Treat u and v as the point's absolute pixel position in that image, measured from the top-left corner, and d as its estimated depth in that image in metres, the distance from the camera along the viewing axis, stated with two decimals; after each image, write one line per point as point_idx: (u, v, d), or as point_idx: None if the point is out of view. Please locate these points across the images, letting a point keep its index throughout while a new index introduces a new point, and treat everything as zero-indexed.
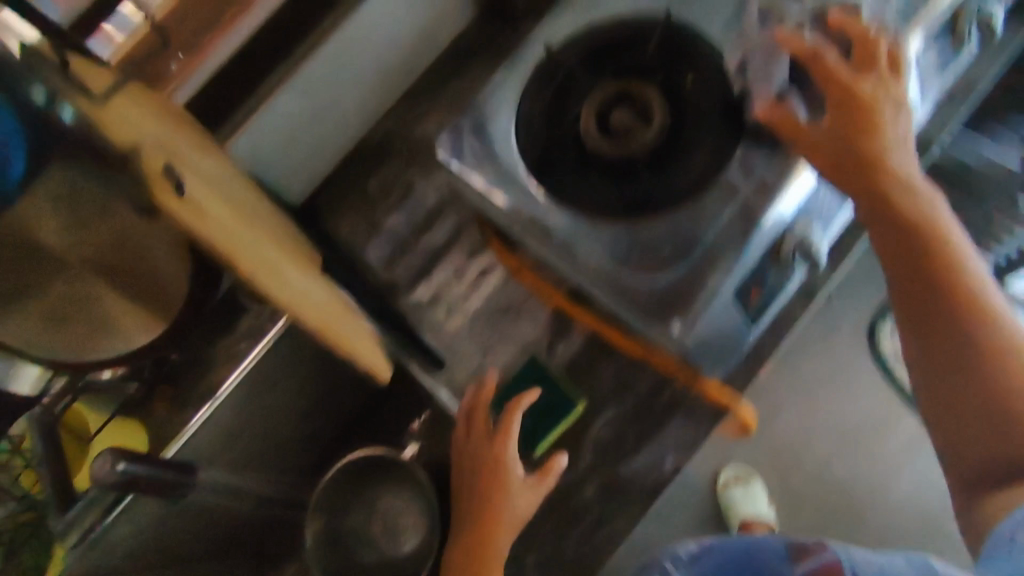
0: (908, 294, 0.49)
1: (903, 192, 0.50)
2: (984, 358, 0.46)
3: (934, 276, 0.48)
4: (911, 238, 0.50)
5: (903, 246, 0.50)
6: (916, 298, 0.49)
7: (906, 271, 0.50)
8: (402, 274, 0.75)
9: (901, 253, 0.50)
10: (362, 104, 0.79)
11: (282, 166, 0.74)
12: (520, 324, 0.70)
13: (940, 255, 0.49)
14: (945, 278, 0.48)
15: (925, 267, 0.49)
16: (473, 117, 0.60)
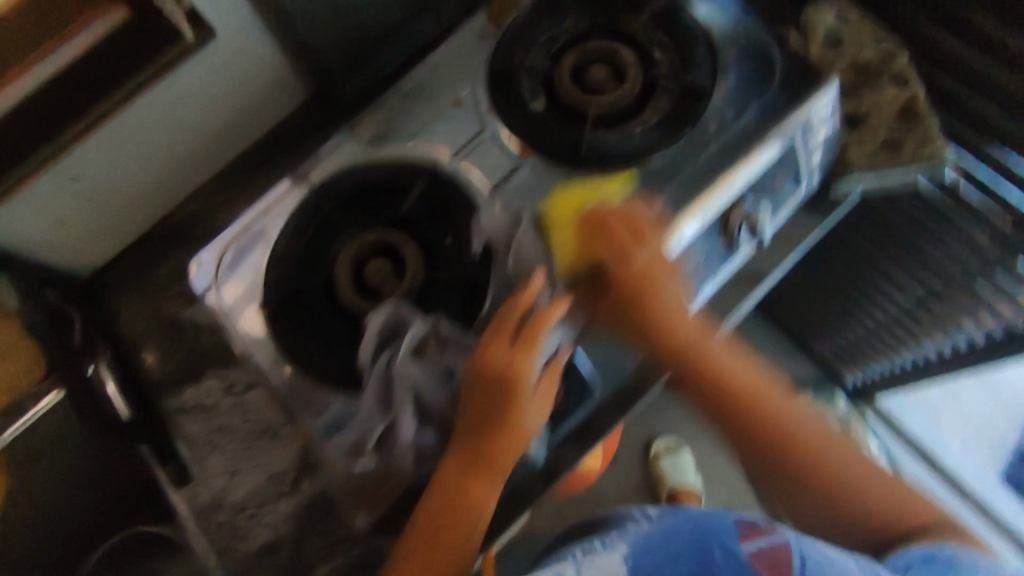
0: (745, 446, 0.60)
1: (735, 371, 0.59)
2: (816, 469, 0.57)
3: (795, 451, 0.57)
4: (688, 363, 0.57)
5: (772, 442, 0.58)
6: (792, 480, 0.58)
7: (766, 458, 0.59)
8: (173, 370, 0.72)
9: (760, 443, 0.58)
10: (162, 180, 0.75)
11: (47, 241, 0.69)
12: (273, 450, 0.66)
13: (790, 441, 0.57)
14: (802, 439, 0.58)
15: (794, 459, 0.57)
16: (228, 246, 0.57)
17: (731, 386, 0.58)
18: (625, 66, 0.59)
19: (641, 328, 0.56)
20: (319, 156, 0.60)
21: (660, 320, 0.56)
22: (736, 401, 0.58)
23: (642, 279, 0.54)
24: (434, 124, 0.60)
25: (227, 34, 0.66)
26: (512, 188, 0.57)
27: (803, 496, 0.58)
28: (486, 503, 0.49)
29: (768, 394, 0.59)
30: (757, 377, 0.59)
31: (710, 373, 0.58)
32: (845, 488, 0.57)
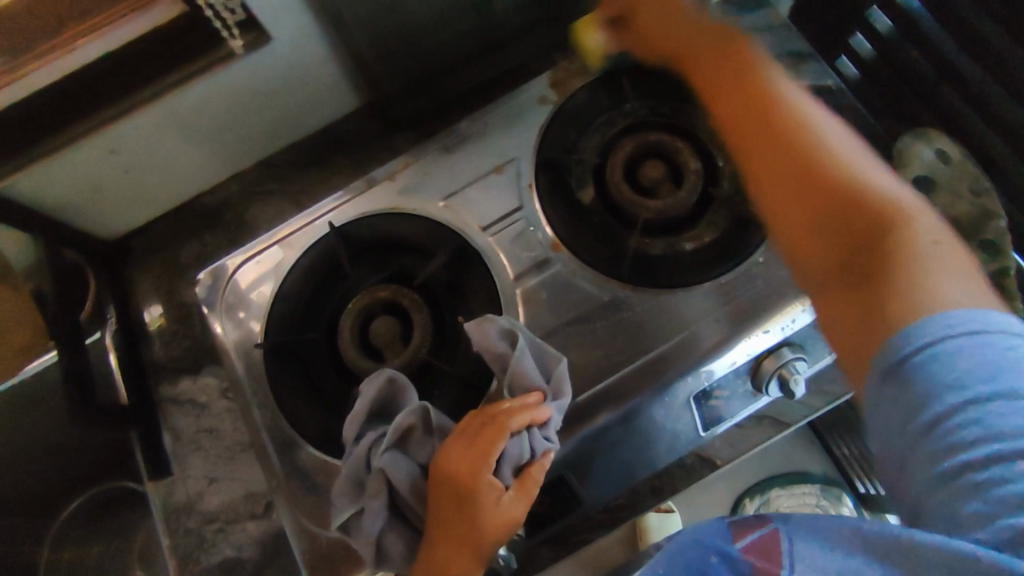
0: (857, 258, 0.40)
1: (744, 100, 0.48)
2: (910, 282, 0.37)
3: (814, 183, 0.43)
4: (780, 127, 0.45)
5: (791, 177, 0.43)
6: (844, 260, 0.41)
7: (808, 212, 0.42)
8: (175, 356, 0.72)
9: (784, 174, 0.44)
10: (202, 164, 0.74)
11: (80, 207, 0.69)
12: (252, 469, 0.66)
13: (789, 143, 0.44)
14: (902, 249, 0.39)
15: (822, 203, 0.42)
16: (239, 269, 0.59)
17: (765, 99, 0.47)
18: (685, 170, 0.56)
19: (768, 149, 0.45)
20: (350, 196, 0.59)
21: (779, 129, 0.45)
22: (755, 93, 0.47)
23: (764, 115, 0.46)
24: (473, 189, 0.58)
25: (285, 37, 0.63)
26: (536, 282, 0.55)
27: (859, 321, 0.38)
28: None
29: (786, 105, 0.46)
30: (880, 202, 0.41)
31: (762, 128, 0.46)
32: (886, 244, 0.39)
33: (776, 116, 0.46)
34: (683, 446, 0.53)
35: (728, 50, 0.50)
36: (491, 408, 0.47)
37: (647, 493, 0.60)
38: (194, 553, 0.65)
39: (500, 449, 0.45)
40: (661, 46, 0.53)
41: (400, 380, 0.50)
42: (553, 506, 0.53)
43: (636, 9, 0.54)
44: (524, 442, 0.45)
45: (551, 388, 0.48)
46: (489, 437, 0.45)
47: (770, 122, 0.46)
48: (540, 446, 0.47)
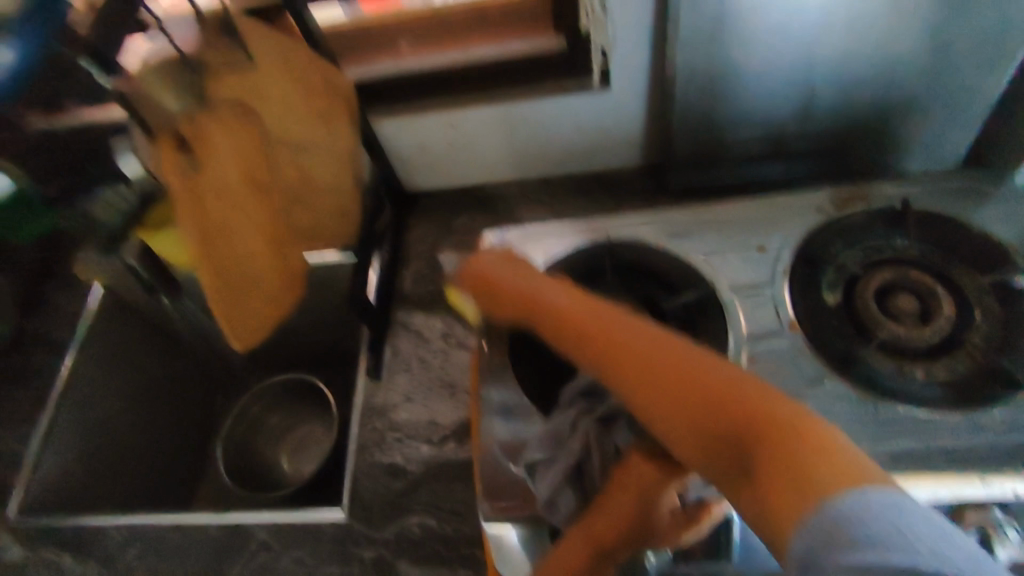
0: (715, 450, 0.33)
1: (606, 320, 0.45)
2: (775, 480, 0.30)
3: (679, 385, 0.36)
4: (638, 347, 0.40)
5: (668, 397, 0.36)
6: (716, 452, 0.33)
7: (686, 431, 0.35)
8: (419, 291, 0.86)
9: (652, 386, 0.38)
10: (503, 165, 0.91)
11: (407, 157, 0.89)
12: (445, 403, 0.77)
13: (658, 365, 0.38)
14: (773, 447, 0.31)
15: (697, 413, 0.35)
16: (518, 241, 0.72)
17: (635, 333, 0.42)
18: (938, 313, 0.60)
19: (632, 370, 0.40)
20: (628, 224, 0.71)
21: (649, 346, 0.40)
22: (608, 327, 0.44)
23: (624, 364, 0.40)
24: (732, 256, 0.66)
25: (621, 88, 0.78)
26: (762, 348, 0.60)
27: (766, 526, 0.30)
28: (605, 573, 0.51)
29: (620, 324, 0.44)
30: (737, 378, 0.35)
31: (622, 378, 0.40)
32: (753, 423, 0.32)
33: (637, 345, 0.41)
34: None
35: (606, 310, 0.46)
36: None
37: None
38: (372, 445, 0.76)
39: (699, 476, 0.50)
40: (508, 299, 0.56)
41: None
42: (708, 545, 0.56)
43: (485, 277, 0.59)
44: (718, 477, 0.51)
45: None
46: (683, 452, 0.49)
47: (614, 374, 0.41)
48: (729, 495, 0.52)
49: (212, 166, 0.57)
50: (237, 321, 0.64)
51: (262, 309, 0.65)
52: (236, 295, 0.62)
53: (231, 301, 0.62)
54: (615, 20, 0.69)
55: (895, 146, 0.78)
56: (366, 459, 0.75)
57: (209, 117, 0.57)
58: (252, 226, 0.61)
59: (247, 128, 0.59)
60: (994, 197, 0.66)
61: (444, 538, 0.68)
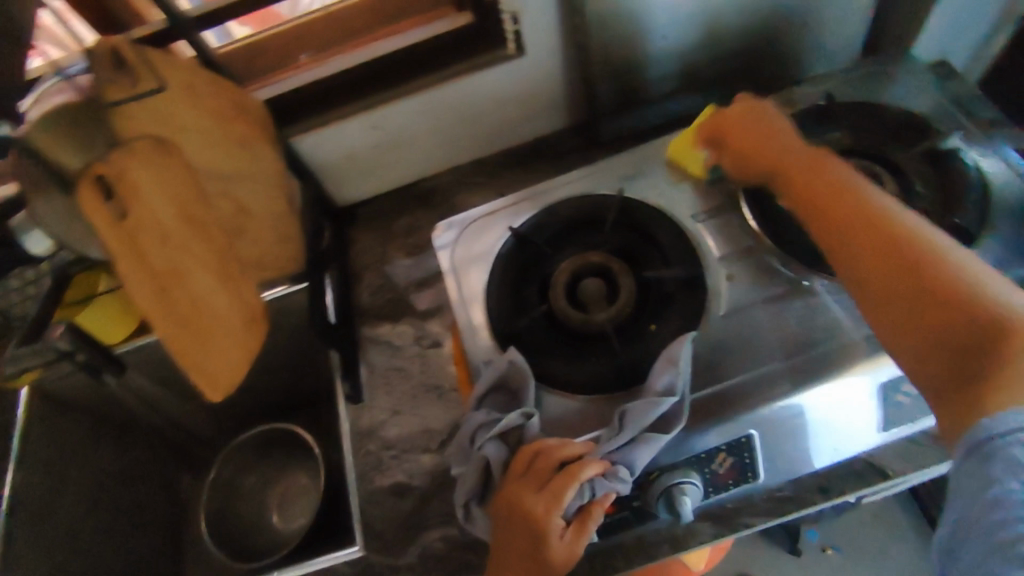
0: (906, 309, 0.44)
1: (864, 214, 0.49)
2: (956, 342, 0.41)
3: (896, 251, 0.46)
4: (862, 222, 0.48)
5: (885, 272, 0.46)
6: (912, 331, 0.43)
7: (913, 322, 0.43)
8: (378, 304, 0.83)
9: (899, 280, 0.45)
10: (430, 157, 0.88)
11: (330, 170, 0.84)
12: (434, 408, 0.74)
13: (883, 236, 0.47)
14: (958, 317, 0.42)
15: (899, 303, 0.44)
16: (471, 221, 0.69)
17: (857, 200, 0.50)
18: (884, 192, 0.62)
19: (854, 239, 0.48)
20: (578, 178, 0.70)
21: (869, 219, 0.48)
22: (885, 239, 0.47)
23: (848, 232, 0.49)
24: (685, 185, 0.67)
25: (536, 49, 0.77)
26: (736, 264, 0.61)
27: (929, 374, 0.42)
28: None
29: (847, 198, 0.51)
30: (954, 263, 0.44)
31: (838, 239, 0.49)
32: (951, 304, 0.42)
33: (850, 226, 0.49)
34: (864, 441, 0.56)
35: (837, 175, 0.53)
36: (557, 455, 0.52)
37: (814, 489, 0.60)
38: (370, 471, 0.72)
39: (567, 493, 0.50)
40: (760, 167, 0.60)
41: (519, 378, 0.57)
42: (736, 469, 0.56)
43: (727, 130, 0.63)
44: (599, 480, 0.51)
45: (626, 437, 0.53)
46: (544, 476, 0.51)
47: (836, 236, 0.50)
48: (606, 483, 0.51)
49: (141, 211, 0.52)
50: (211, 373, 0.58)
51: (236, 358, 0.59)
52: (203, 344, 0.57)
53: (202, 352, 0.57)
54: None
55: (797, 50, 0.82)
56: (367, 486, 0.71)
57: (127, 155, 0.50)
58: (208, 271, 0.56)
59: (169, 164, 0.53)
60: (904, 77, 0.70)
61: (469, 542, 0.65)
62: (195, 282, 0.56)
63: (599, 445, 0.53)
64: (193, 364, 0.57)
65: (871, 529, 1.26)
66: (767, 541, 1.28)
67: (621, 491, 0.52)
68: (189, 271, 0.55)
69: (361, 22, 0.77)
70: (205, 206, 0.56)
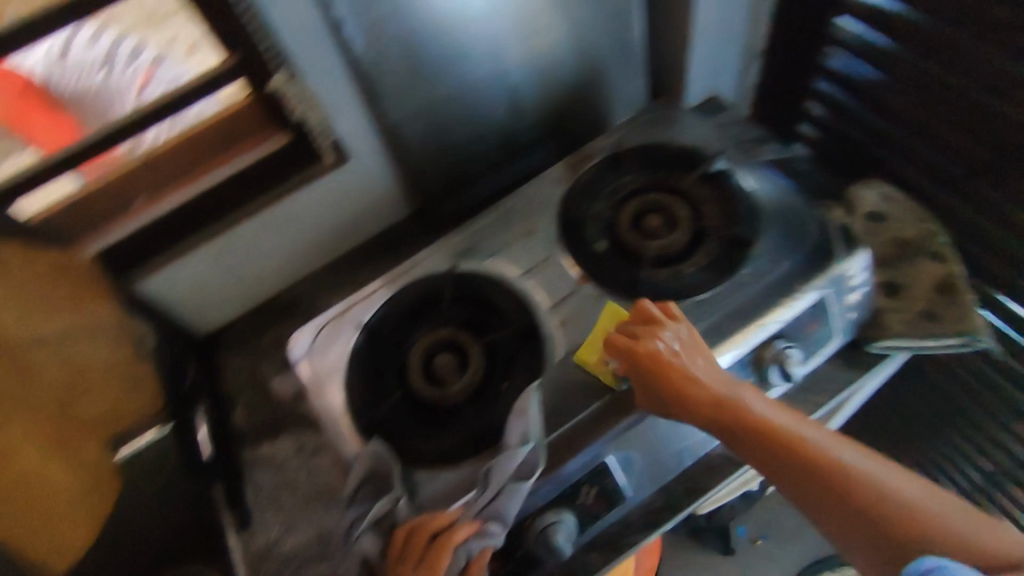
0: (815, 499, 0.48)
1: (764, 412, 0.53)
2: (888, 531, 0.46)
3: (773, 445, 0.51)
4: (726, 422, 0.53)
5: (786, 462, 0.50)
6: (832, 516, 0.48)
7: (867, 544, 0.46)
8: (257, 424, 0.83)
9: (827, 501, 0.48)
10: (285, 269, 0.91)
11: (184, 306, 0.84)
12: (327, 512, 0.74)
13: (761, 432, 0.52)
14: (845, 495, 0.47)
15: (795, 480, 0.49)
16: (323, 327, 0.72)
17: (718, 402, 0.54)
18: (677, 218, 0.71)
19: (732, 431, 0.53)
20: (416, 263, 0.74)
21: (724, 399, 0.54)
22: (805, 462, 0.49)
23: (738, 427, 0.53)
24: (512, 248, 0.73)
25: (359, 152, 0.82)
26: (567, 309, 0.67)
27: (858, 549, 0.47)
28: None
29: (697, 388, 0.55)
30: (807, 438, 0.50)
31: (739, 435, 0.52)
32: (832, 477, 0.48)
33: (732, 419, 0.53)
34: (705, 437, 0.65)
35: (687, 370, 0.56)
36: (428, 527, 0.54)
37: (683, 494, 0.66)
38: None
39: (441, 563, 0.52)
40: (656, 395, 0.57)
41: (384, 465, 0.59)
42: (602, 493, 0.61)
43: (625, 365, 0.58)
44: (471, 541, 0.54)
45: (491, 492, 0.56)
46: (417, 553, 0.53)
47: (733, 431, 0.53)
48: (479, 540, 0.54)
49: None
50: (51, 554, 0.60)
51: (76, 525, 0.63)
52: (39, 520, 0.60)
53: (41, 531, 0.60)
54: (321, 102, 0.73)
55: (595, 108, 0.92)
56: None
57: None
58: (30, 442, 0.61)
59: None
60: (676, 119, 0.81)
61: None
62: (17, 457, 0.60)
63: (470, 507, 0.56)
64: (33, 552, 0.59)
65: (788, 510, 1.35)
66: (703, 548, 1.34)
67: (497, 544, 0.55)
68: (10, 444, 0.60)
69: (187, 157, 0.75)
70: (18, 379, 0.62)
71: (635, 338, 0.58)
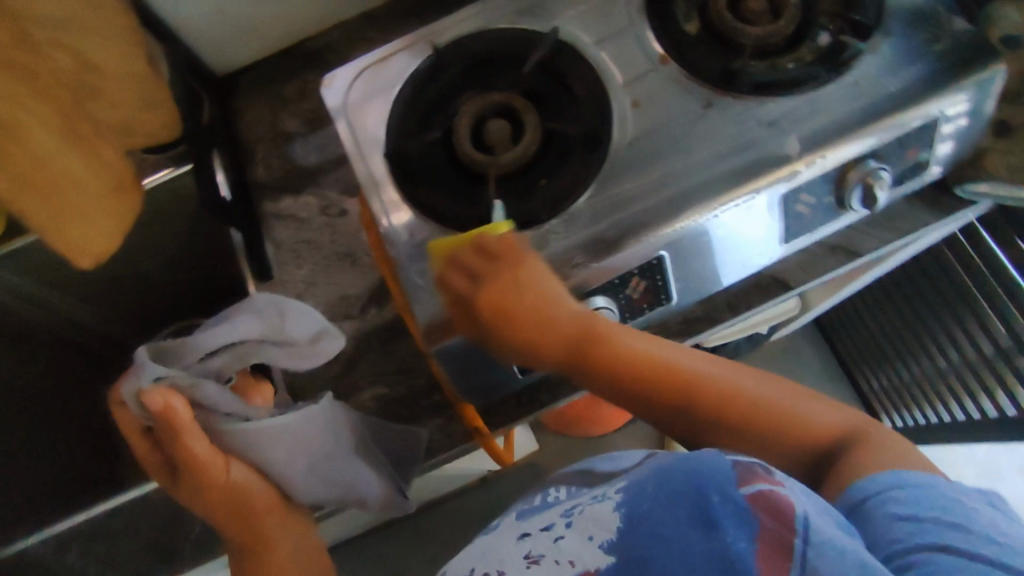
0: (665, 411, 0.55)
1: (779, 391, 0.55)
2: (723, 420, 0.54)
3: (718, 408, 0.54)
4: (666, 395, 0.54)
5: (713, 408, 0.54)
6: (683, 409, 0.55)
7: (739, 442, 0.54)
8: (277, 179, 0.77)
9: (709, 419, 0.54)
10: (312, 9, 0.79)
11: (197, 31, 0.74)
12: (350, 275, 0.71)
13: (696, 401, 0.54)
14: (782, 420, 0.53)
15: (710, 398, 0.54)
16: (360, 72, 0.63)
17: (685, 386, 0.54)
18: (785, 4, 0.61)
19: (670, 408, 0.55)
20: (476, 12, 0.64)
21: (679, 394, 0.54)
22: (723, 404, 0.54)
23: (694, 392, 0.54)
24: (588, 12, 0.62)
25: None
26: (642, 89, 0.59)
27: (716, 432, 0.54)
28: (276, 540, 0.57)
29: (719, 375, 0.55)
30: (730, 386, 0.55)
31: (680, 394, 0.54)
32: (754, 412, 0.54)
33: (682, 395, 0.54)
34: (765, 255, 0.61)
35: (600, 348, 0.54)
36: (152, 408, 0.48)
37: (723, 309, 0.64)
38: None
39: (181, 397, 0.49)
40: (647, 395, 0.55)
41: (253, 348, 0.55)
42: (648, 292, 0.58)
43: (494, 341, 0.53)
44: (252, 323, 0.54)
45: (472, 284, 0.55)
46: (151, 457, 0.54)
47: (660, 403, 0.55)
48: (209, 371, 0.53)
49: None
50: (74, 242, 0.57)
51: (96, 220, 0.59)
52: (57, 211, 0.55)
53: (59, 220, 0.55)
54: None
55: None
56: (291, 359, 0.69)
57: None
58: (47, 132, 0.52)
59: None
60: None
61: (402, 398, 0.67)
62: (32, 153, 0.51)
63: None
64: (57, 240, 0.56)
65: (781, 360, 1.41)
66: None
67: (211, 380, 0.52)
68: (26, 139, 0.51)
69: None
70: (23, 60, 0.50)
71: (472, 279, 0.52)
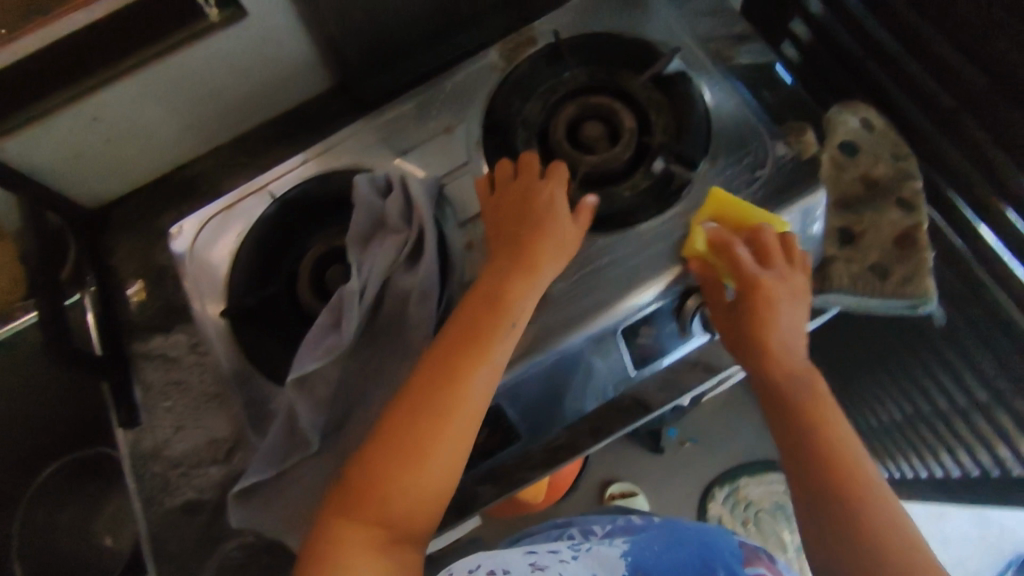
0: (793, 458, 0.55)
1: (889, 516, 0.51)
2: (847, 500, 0.52)
3: (825, 468, 0.53)
4: (816, 415, 0.54)
5: (824, 478, 0.53)
6: (822, 462, 0.53)
7: (838, 544, 0.51)
8: (148, 317, 0.75)
9: (824, 491, 0.53)
10: (181, 141, 0.79)
11: (58, 178, 0.73)
12: (218, 416, 0.70)
13: (826, 454, 0.53)
14: (877, 519, 0.51)
15: (840, 470, 0.53)
16: (206, 221, 0.63)
17: (830, 436, 0.54)
18: (621, 129, 0.60)
19: (807, 449, 0.54)
20: (322, 153, 0.64)
21: (829, 434, 0.54)
22: (830, 452, 0.53)
23: (800, 413, 0.55)
24: (429, 148, 0.63)
25: (259, 13, 0.66)
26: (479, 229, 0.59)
27: (813, 506, 0.53)
28: (477, 395, 0.51)
29: (842, 444, 0.54)
30: (858, 476, 0.53)
31: (812, 429, 0.54)
32: (861, 504, 0.51)
33: (808, 420, 0.55)
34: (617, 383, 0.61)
35: (758, 300, 0.55)
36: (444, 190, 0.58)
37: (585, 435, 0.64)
38: (158, 495, 0.68)
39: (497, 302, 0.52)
40: (797, 377, 0.55)
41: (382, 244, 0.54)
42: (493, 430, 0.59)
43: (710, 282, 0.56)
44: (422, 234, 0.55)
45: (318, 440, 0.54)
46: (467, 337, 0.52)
47: (797, 403, 0.55)
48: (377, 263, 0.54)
49: None
50: None
51: None
52: None
53: None
54: None
55: None
56: (159, 509, 0.68)
57: None
58: None
59: None
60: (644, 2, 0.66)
61: None
62: None
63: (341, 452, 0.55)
64: None
65: (721, 417, 1.40)
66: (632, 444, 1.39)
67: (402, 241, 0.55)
68: None
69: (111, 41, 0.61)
70: None
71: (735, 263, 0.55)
